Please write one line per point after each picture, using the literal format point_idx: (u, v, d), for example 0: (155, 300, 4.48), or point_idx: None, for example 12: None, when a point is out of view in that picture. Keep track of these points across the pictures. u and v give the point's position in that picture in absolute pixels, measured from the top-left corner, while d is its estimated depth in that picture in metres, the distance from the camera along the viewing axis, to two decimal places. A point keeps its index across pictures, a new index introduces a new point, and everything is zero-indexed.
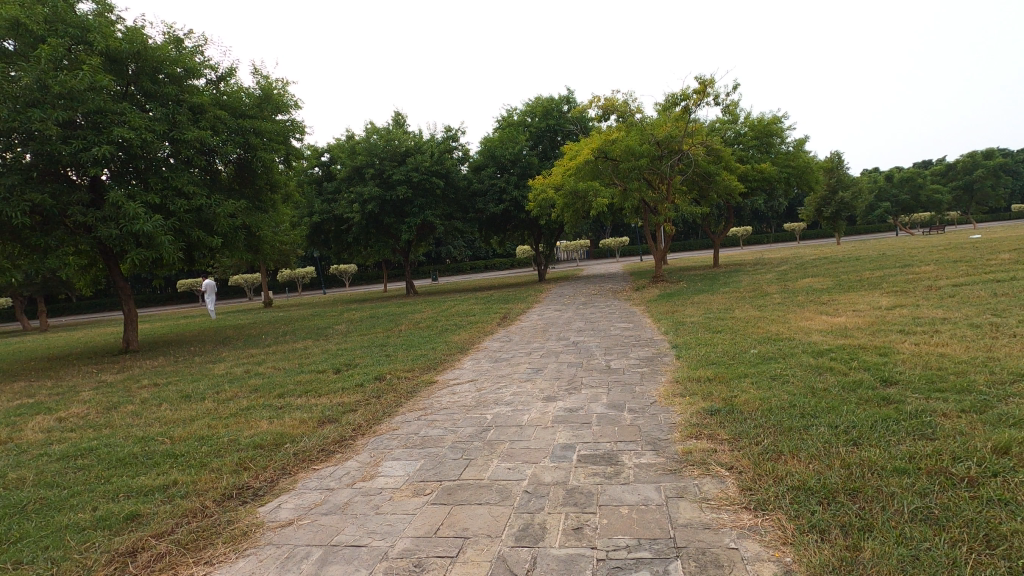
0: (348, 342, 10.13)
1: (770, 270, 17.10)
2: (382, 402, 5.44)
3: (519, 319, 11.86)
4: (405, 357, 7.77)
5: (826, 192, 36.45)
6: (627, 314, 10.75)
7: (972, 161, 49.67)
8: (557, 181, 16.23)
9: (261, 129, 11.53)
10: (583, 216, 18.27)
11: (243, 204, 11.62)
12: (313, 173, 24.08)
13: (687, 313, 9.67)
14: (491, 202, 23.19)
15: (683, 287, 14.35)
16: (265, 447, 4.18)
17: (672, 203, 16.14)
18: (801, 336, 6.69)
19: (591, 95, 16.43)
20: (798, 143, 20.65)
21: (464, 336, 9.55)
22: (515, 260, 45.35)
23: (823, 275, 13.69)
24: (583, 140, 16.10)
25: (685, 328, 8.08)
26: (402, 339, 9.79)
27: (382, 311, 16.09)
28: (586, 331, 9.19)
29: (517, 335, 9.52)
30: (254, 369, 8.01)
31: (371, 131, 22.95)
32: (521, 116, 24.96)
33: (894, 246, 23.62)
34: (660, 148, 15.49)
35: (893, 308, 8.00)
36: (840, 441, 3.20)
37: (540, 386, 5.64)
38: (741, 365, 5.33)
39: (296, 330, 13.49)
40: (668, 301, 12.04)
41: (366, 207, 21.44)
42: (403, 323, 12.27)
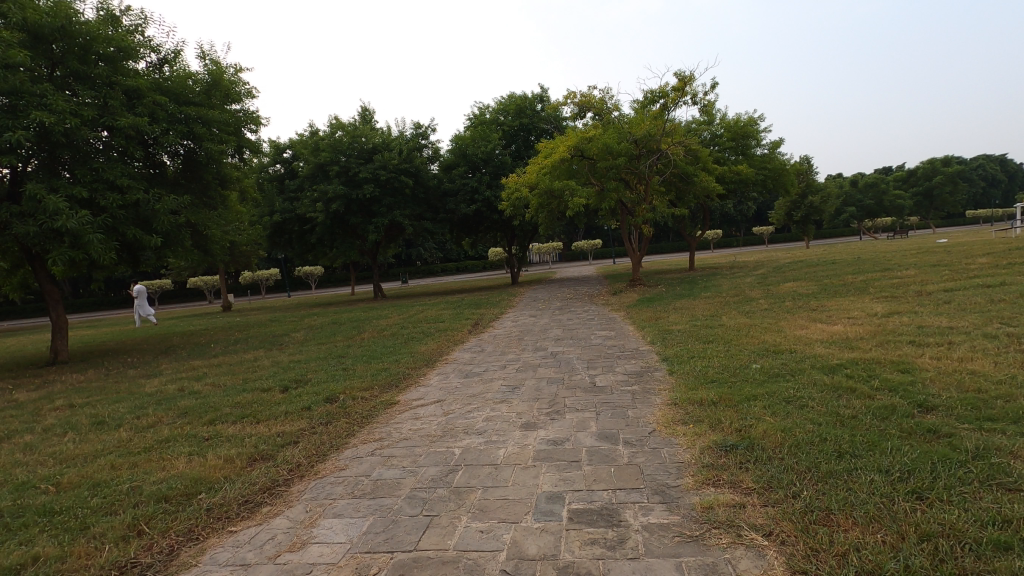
0: (304, 353, 9.17)
1: (749, 274, 16.73)
2: (330, 430, 4.59)
3: (492, 325, 11.10)
4: (364, 373, 6.90)
5: (795, 197, 36.78)
6: (607, 321, 10.09)
7: (931, 167, 51.09)
8: (532, 180, 15.55)
9: (207, 118, 10.45)
10: (558, 217, 17.64)
11: (187, 200, 10.55)
12: (274, 170, 22.87)
13: (672, 320, 9.06)
14: (462, 202, 22.37)
15: (663, 291, 13.82)
16: (173, 499, 3.31)
17: (649, 203, 15.63)
18: (802, 347, 6.10)
19: (567, 91, 15.81)
20: (773, 146, 20.45)
21: (432, 346, 8.72)
22: (487, 263, 44.58)
23: (805, 279, 13.32)
24: (558, 138, 15.45)
25: (673, 337, 7.46)
26: (364, 350, 8.89)
27: (346, 317, 15.09)
28: (565, 340, 8.49)
29: (490, 345, 8.75)
30: (190, 387, 7.03)
31: (335, 127, 21.89)
32: (493, 114, 24.22)
33: (866, 249, 23.68)
34: (638, 147, 14.95)
35: (892, 316, 7.50)
36: (901, 494, 2.53)
37: (517, 409, 4.88)
38: (747, 384, 4.67)
39: (250, 338, 12.41)
40: (649, 306, 11.43)
41: (330, 206, 20.38)
42: (367, 330, 11.34)
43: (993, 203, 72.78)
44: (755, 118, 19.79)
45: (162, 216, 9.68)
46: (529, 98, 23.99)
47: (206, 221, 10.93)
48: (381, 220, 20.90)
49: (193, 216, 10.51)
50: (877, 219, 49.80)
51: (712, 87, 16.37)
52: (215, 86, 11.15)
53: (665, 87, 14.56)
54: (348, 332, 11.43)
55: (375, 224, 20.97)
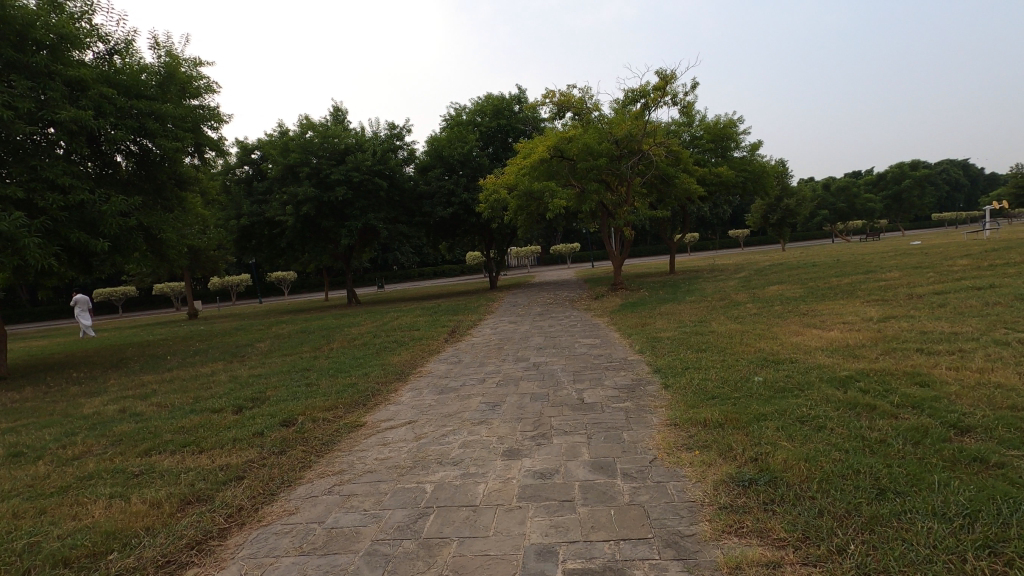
0: (267, 366, 8.48)
1: (731, 276, 16.47)
2: (283, 461, 3.99)
3: (470, 333, 10.55)
4: (330, 389, 6.28)
5: (771, 200, 37.02)
6: (591, 328, 9.61)
7: (901, 171, 52.12)
8: (511, 182, 15.06)
9: (161, 112, 9.70)
10: (537, 220, 17.18)
11: (139, 201, 9.77)
12: (242, 172, 21.94)
13: (658, 326, 8.63)
14: (438, 205, 21.77)
15: (646, 296, 13.45)
16: (78, 562, 2.70)
17: (631, 205, 15.27)
18: (802, 356, 5.69)
19: (545, 91, 15.36)
20: (752, 148, 20.33)
21: (406, 357, 8.12)
22: (465, 267, 43.95)
23: (789, 282, 13.08)
24: (536, 138, 14.99)
25: (663, 345, 7.01)
26: (332, 362, 8.24)
27: (315, 325, 14.36)
28: (547, 348, 7.99)
29: (468, 355, 8.19)
30: (134, 407, 6.32)
31: (306, 127, 21.10)
32: (470, 114, 23.69)
33: (843, 251, 23.72)
34: (619, 147, 14.58)
35: (889, 320, 7.17)
36: (970, 551, 2.08)
37: (498, 432, 4.35)
38: (753, 400, 4.21)
39: (211, 349, 11.63)
40: (633, 312, 11.02)
41: (300, 209, 19.58)
42: (336, 339, 10.67)
43: (958, 207, 74.88)
44: (734, 120, 19.63)
45: (110, 218, 8.89)
46: (506, 99, 23.51)
47: (161, 223, 10.15)
48: (354, 223, 20.18)
49: (145, 219, 9.74)
50: (848, 222, 50.64)
51: (692, 87, 16.11)
52: (170, 79, 10.39)
53: (646, 87, 14.22)
54: (317, 341, 10.76)
55: (348, 228, 20.25)
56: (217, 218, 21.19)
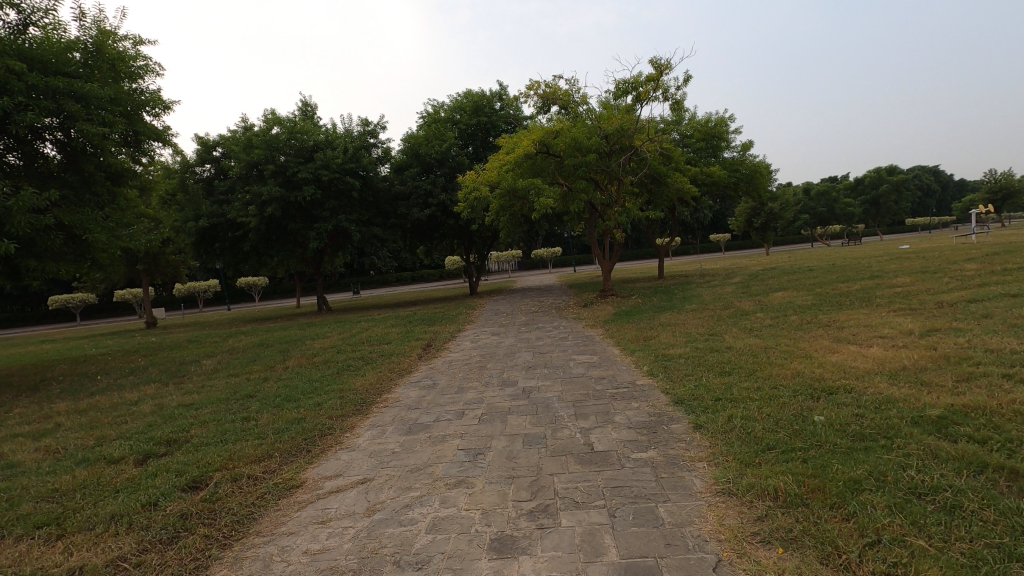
0: (206, 391, 7.13)
1: (726, 282, 15.54)
2: (168, 559, 2.74)
3: (447, 347, 9.34)
4: (271, 427, 5.01)
5: (755, 204, 36.57)
6: (585, 342, 8.46)
7: (878, 176, 52.39)
8: (493, 180, 13.87)
9: (83, 91, 8.25)
10: (520, 221, 16.05)
11: (58, 195, 8.29)
12: (202, 173, 20.25)
13: (664, 340, 7.52)
14: (415, 207, 20.51)
15: (640, 303, 12.41)
16: None
17: (622, 206, 14.23)
18: (858, 383, 4.61)
19: (528, 82, 14.18)
20: (743, 148, 19.53)
21: (371, 380, 6.86)
22: (443, 272, 42.66)
23: (793, 288, 12.15)
24: (520, 133, 13.85)
25: (677, 366, 5.89)
26: (282, 386, 6.93)
27: (276, 336, 12.95)
28: (538, 368, 6.81)
29: (445, 376, 6.96)
30: (15, 453, 4.95)
31: (272, 122, 19.53)
32: (449, 112, 22.48)
33: (835, 255, 23.05)
34: (610, 143, 13.54)
35: (935, 334, 6.17)
36: None
37: (481, 502, 3.13)
38: (830, 457, 3.09)
39: (151, 366, 10.19)
40: (629, 322, 9.92)
41: (265, 209, 18.13)
42: (294, 355, 9.35)
43: (931, 212, 76.19)
44: (725, 118, 18.79)
45: (17, 214, 7.43)
46: (487, 95, 22.36)
47: (87, 223, 8.69)
48: (324, 225, 18.84)
49: (65, 217, 8.29)
50: (827, 226, 50.68)
51: (685, 82, 15.17)
52: (98, 54, 8.91)
53: (639, 78, 13.17)
54: (272, 358, 9.42)
55: (316, 230, 18.91)
56: (173, 219, 19.58)
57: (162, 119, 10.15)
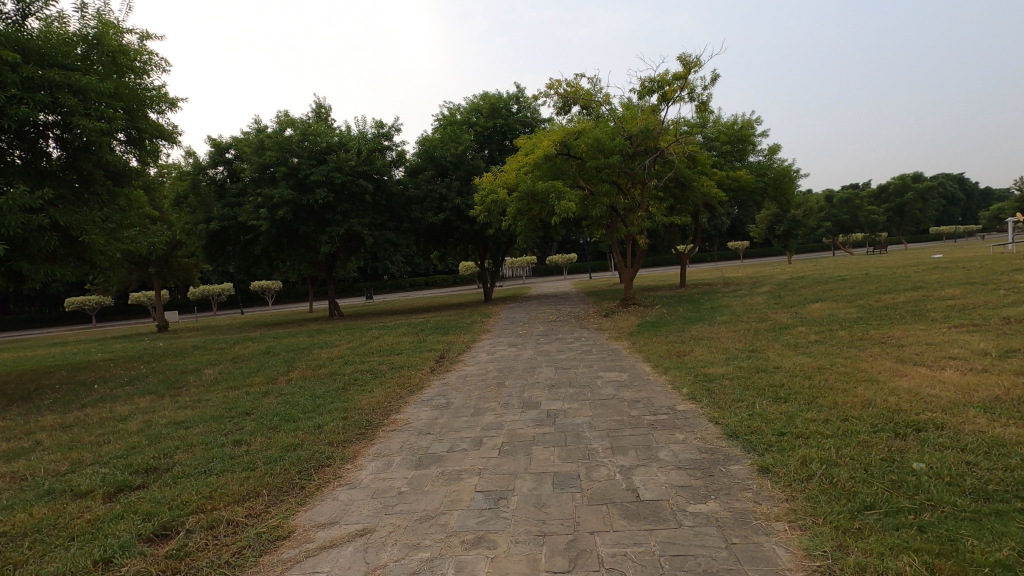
0: (201, 406, 6.59)
1: (755, 292, 14.75)
2: None
3: (461, 359, 8.73)
4: (263, 455, 4.41)
5: (777, 211, 35.64)
6: (611, 357, 7.79)
7: (902, 183, 51.03)
8: (511, 183, 13.28)
9: (81, 84, 7.82)
10: (538, 226, 15.45)
11: (52, 194, 7.84)
12: (214, 175, 19.95)
13: (700, 357, 6.84)
14: (429, 211, 20.02)
15: (666, 314, 11.72)
16: None
17: (645, 211, 13.57)
18: (949, 417, 3.91)
19: (548, 81, 13.58)
20: (770, 152, 18.79)
21: (378, 398, 6.26)
22: (457, 278, 42.25)
23: (830, 300, 11.38)
24: (539, 134, 13.25)
25: (724, 389, 5.22)
26: (282, 402, 6.36)
27: (284, 344, 12.44)
28: (562, 387, 6.16)
29: (460, 394, 6.34)
30: None
31: (285, 123, 19.15)
32: (465, 114, 21.99)
33: (864, 264, 22.13)
34: (633, 145, 12.89)
35: (1016, 356, 5.44)
36: None
37: (508, 572, 2.50)
38: (959, 528, 2.40)
39: (150, 376, 9.69)
40: (656, 335, 9.25)
41: (276, 212, 17.72)
42: (300, 366, 8.80)
43: (957, 222, 74.07)
44: (752, 121, 18.06)
45: (8, 213, 6.97)
46: (504, 98, 21.84)
47: (84, 223, 8.23)
48: (336, 229, 18.41)
49: (60, 217, 7.84)
50: (850, 234, 49.32)
51: (712, 81, 14.47)
52: (99, 47, 8.50)
53: (665, 76, 12.52)
54: (276, 368, 8.88)
55: (328, 233, 18.49)
56: (184, 222, 19.26)
57: (165, 115, 9.71)
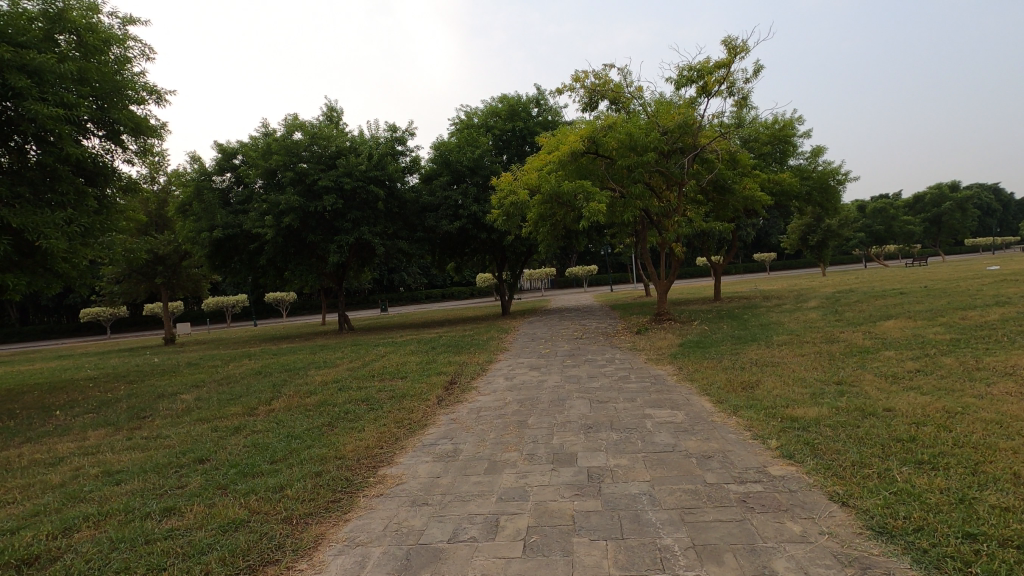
0: (154, 446, 5.36)
1: (804, 308, 13.25)
2: None
3: (474, 386, 7.42)
4: (186, 541, 3.12)
5: (809, 221, 33.96)
6: (657, 388, 6.41)
7: (939, 193, 48.72)
8: (532, 185, 12.01)
9: (35, 61, 6.81)
10: (561, 234, 14.14)
11: None
12: (220, 182, 19.05)
13: (775, 390, 5.42)
14: (444, 219, 18.90)
15: (709, 331, 10.32)
16: None
17: (683, 216, 12.18)
18: None
19: (574, 73, 12.27)
20: (813, 154, 17.27)
21: (368, 442, 4.95)
22: (475, 290, 41.17)
23: (902, 317, 9.86)
24: (563, 131, 11.98)
25: (833, 444, 3.78)
26: (249, 445, 5.08)
27: (281, 363, 11.28)
28: (602, 431, 4.78)
29: (471, 437, 5.01)
30: None
31: (293, 127, 18.16)
32: (482, 117, 20.85)
33: (915, 276, 20.36)
34: (669, 142, 11.55)
35: None
36: None
37: None
38: None
39: (123, 400, 8.54)
40: (704, 357, 7.85)
41: (282, 220, 16.72)
42: (287, 392, 7.56)
43: (994, 232, 70.96)
44: (794, 120, 16.60)
45: None
46: (523, 100, 20.70)
47: (42, 225, 7.12)
48: (345, 238, 17.38)
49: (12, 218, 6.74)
50: (884, 246, 47.12)
51: (756, 73, 13.06)
52: (61, 19, 7.52)
53: (706, 64, 11.14)
54: (260, 394, 7.65)
55: (337, 242, 17.47)
56: (188, 230, 18.38)
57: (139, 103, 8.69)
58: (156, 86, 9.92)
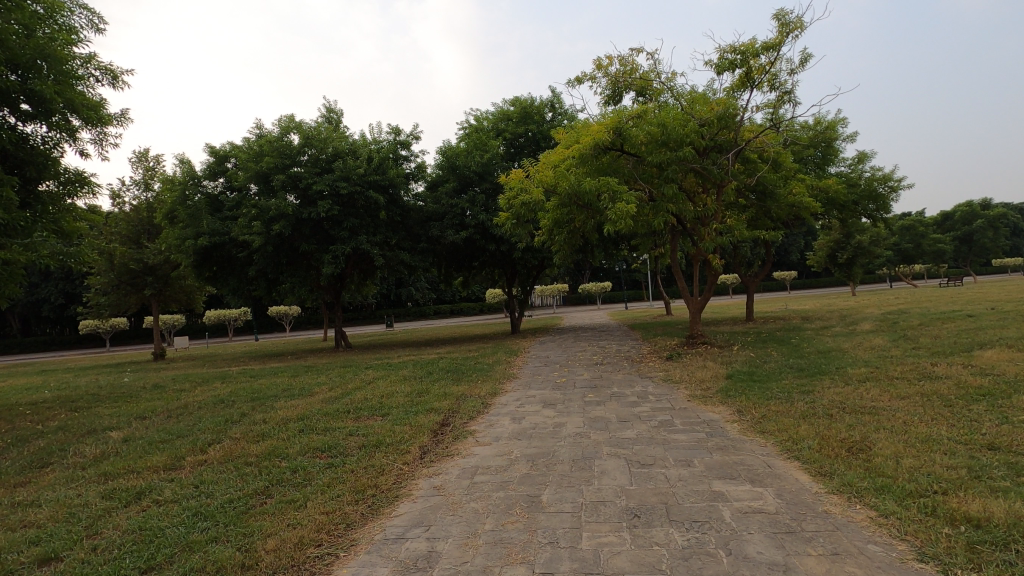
0: (7, 524, 3.76)
1: (860, 331, 11.46)
2: None
3: (472, 430, 5.77)
4: None
5: (839, 237, 32.17)
6: (717, 443, 4.70)
7: (970, 210, 46.51)
8: (546, 186, 10.44)
9: None
10: (580, 244, 12.53)
11: None
12: (210, 186, 17.71)
13: (905, 460, 3.69)
14: (449, 228, 17.41)
15: (759, 360, 8.61)
16: None
17: (720, 223, 10.54)
18: None
19: (596, 59, 10.75)
20: (858, 160, 15.54)
21: (302, 534, 3.29)
22: (484, 306, 39.70)
23: (1000, 345, 8.09)
24: (583, 124, 10.43)
25: None
26: (132, 531, 3.45)
27: (254, 388, 9.72)
28: (658, 529, 3.09)
29: (457, 528, 3.34)
30: None
31: (289, 128, 16.82)
32: (492, 121, 19.40)
33: (968, 297, 18.41)
34: (706, 137, 9.95)
35: None
36: None
37: None
38: None
39: (45, 435, 6.99)
40: (767, 397, 6.14)
41: (272, 227, 15.33)
42: (233, 434, 5.95)
43: None
44: (838, 121, 14.90)
45: None
46: (537, 102, 19.25)
47: None
48: (341, 247, 15.94)
49: None
50: (913, 264, 44.91)
51: (803, 64, 11.44)
52: None
53: (751, 46, 9.56)
54: (201, 435, 6.03)
55: (332, 252, 16.02)
56: (174, 238, 16.99)
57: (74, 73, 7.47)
58: (112, 67, 8.59)
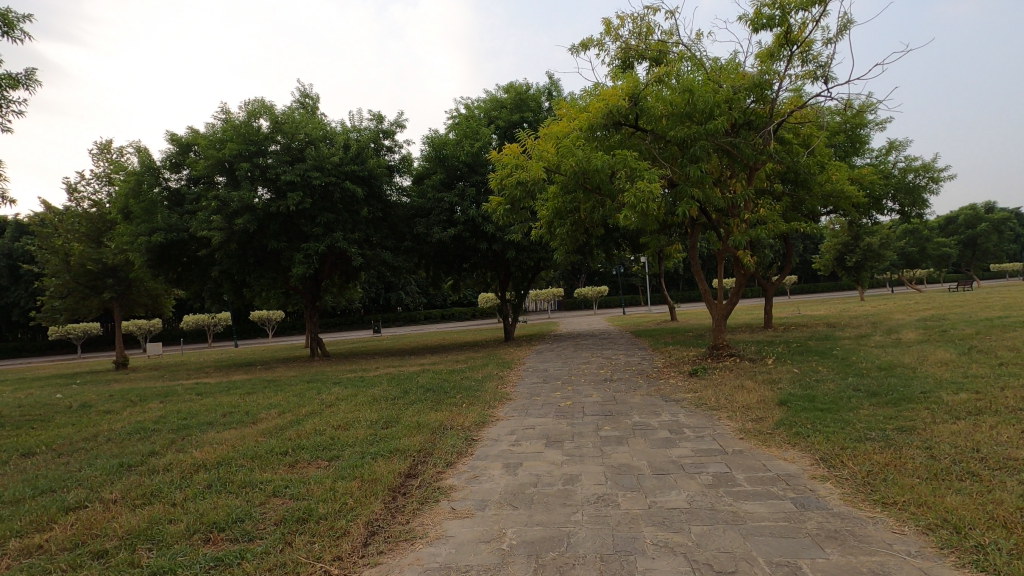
0: None
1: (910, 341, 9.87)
2: None
3: (448, 488, 4.07)
4: None
5: (847, 239, 30.70)
6: (824, 524, 3.03)
7: (974, 213, 45.21)
8: (546, 167, 8.77)
9: None
10: (584, 239, 10.88)
11: None
12: (171, 178, 15.91)
13: None
14: (436, 225, 15.75)
15: (809, 378, 6.97)
16: None
17: (751, 213, 8.95)
18: None
19: (605, 21, 9.12)
20: (888, 150, 14.00)
21: None
22: (477, 311, 38.00)
23: None
24: (591, 96, 8.80)
25: None
26: None
27: (190, 412, 7.95)
28: None
29: None
30: None
31: (257, 112, 15.07)
32: (483, 109, 17.73)
33: (1001, 301, 16.95)
34: (738, 109, 8.32)
35: None
36: None
37: None
38: None
39: None
40: (854, 437, 4.47)
41: (235, 221, 13.60)
42: (114, 492, 4.22)
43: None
44: (868, 107, 13.35)
45: None
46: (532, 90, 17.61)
47: None
48: (313, 244, 14.23)
49: None
50: (917, 269, 43.51)
51: (842, 32, 9.88)
52: None
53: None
54: (69, 493, 4.28)
55: (304, 250, 14.29)
56: (129, 234, 15.17)
57: None
58: (9, 12, 6.89)
